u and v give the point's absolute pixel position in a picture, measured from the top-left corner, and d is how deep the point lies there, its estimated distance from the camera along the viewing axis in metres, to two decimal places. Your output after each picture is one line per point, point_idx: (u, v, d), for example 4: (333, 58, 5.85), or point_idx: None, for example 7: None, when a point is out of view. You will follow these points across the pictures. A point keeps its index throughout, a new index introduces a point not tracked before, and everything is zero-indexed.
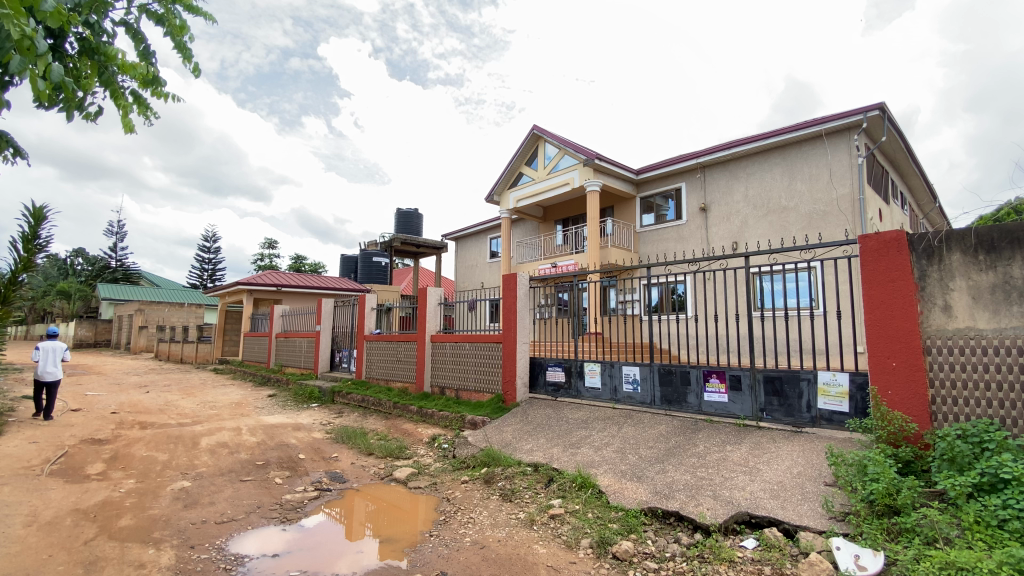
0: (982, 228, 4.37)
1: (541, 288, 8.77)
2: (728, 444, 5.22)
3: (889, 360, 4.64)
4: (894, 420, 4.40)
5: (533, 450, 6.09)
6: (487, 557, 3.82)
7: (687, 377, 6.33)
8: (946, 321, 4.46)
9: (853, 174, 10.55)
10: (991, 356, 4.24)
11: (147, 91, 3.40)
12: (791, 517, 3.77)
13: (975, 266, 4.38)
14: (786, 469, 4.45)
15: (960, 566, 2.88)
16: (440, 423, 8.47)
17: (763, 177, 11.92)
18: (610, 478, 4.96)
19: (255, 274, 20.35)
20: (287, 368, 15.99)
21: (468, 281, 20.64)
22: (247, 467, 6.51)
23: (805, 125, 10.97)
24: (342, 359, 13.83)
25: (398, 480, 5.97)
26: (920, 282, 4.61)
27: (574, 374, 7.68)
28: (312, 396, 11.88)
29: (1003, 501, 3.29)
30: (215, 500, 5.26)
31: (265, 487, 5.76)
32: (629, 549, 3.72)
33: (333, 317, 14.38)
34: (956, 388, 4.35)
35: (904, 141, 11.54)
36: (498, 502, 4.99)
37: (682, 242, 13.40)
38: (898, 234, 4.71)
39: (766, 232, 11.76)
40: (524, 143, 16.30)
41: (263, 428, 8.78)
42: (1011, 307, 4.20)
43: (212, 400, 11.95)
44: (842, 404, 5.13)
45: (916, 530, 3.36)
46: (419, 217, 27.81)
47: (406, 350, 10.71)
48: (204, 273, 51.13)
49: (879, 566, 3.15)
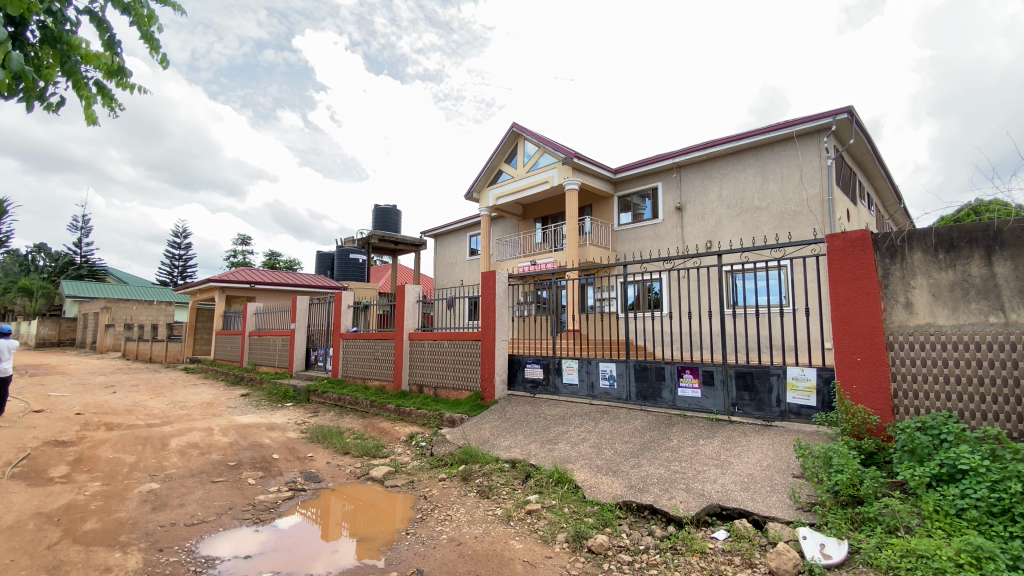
0: (942, 228, 4.55)
1: (520, 286, 8.80)
2: (701, 438, 5.34)
3: (854, 356, 4.81)
4: (857, 413, 4.58)
5: (511, 447, 6.11)
6: (464, 553, 3.83)
7: (661, 373, 6.44)
8: (908, 317, 4.63)
9: (823, 175, 10.84)
10: (949, 351, 4.41)
11: (112, 82, 3.30)
12: (760, 508, 3.87)
13: (935, 264, 4.56)
14: (755, 462, 4.57)
15: (920, 553, 3.02)
16: (418, 421, 8.42)
17: (737, 177, 12.17)
18: (587, 473, 5.02)
19: (228, 271, 19.85)
20: (261, 367, 15.67)
21: (447, 279, 20.53)
22: (219, 468, 6.37)
23: (777, 127, 11.23)
24: (317, 357, 13.63)
25: (374, 479, 5.91)
26: (883, 280, 4.79)
27: (552, 371, 7.75)
28: (287, 395, 11.70)
29: (960, 491, 3.44)
30: (186, 502, 5.13)
31: (237, 488, 5.64)
32: (604, 543, 3.77)
33: (308, 315, 14.15)
34: (917, 382, 4.52)
35: (871, 144, 11.91)
36: (476, 498, 5.00)
37: (658, 241, 13.60)
38: (863, 234, 4.87)
39: (739, 231, 12.00)
40: (503, 142, 16.30)
41: (236, 428, 8.60)
42: (969, 303, 4.38)
43: (183, 400, 11.65)
44: (809, 398, 5.28)
45: (879, 519, 3.49)
46: (397, 214, 27.55)
47: (384, 348, 10.62)
48: (175, 270, 49.83)
49: (843, 554, 3.26)
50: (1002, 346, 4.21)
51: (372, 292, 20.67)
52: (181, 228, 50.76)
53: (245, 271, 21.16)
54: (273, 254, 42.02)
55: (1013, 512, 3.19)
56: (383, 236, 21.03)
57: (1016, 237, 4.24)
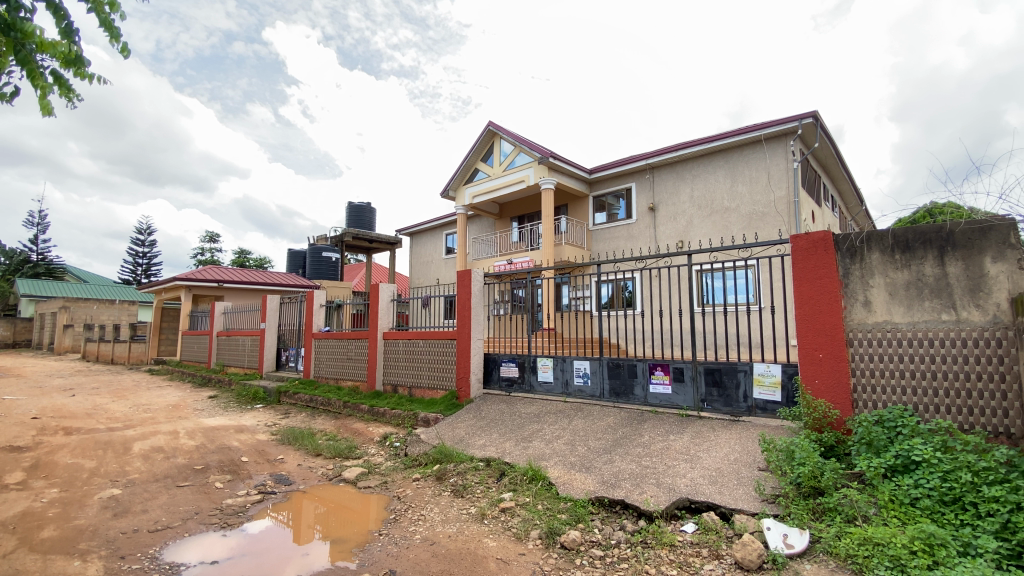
0: (899, 230, 4.75)
1: (495, 285, 8.80)
2: (671, 433, 5.45)
3: (816, 352, 4.99)
4: (818, 407, 4.76)
5: (486, 446, 6.11)
6: (437, 553, 3.82)
7: (634, 370, 6.55)
8: (866, 315, 4.83)
9: (789, 177, 11.18)
10: (905, 347, 4.61)
11: (69, 71, 3.18)
12: (727, 501, 3.98)
13: (892, 264, 4.76)
14: (723, 456, 4.71)
15: (877, 541, 3.16)
16: (392, 421, 8.34)
17: (708, 178, 12.44)
18: (560, 470, 5.07)
19: (195, 269, 19.25)
20: (230, 368, 15.27)
21: (423, 277, 20.37)
22: (184, 472, 6.19)
23: (747, 130, 11.51)
24: (288, 358, 13.37)
25: (347, 480, 5.85)
26: (844, 279, 4.98)
27: (527, 369, 7.78)
28: (257, 397, 11.43)
29: (915, 481, 3.62)
30: (149, 508, 4.97)
31: (204, 492, 5.49)
32: (576, 538, 3.82)
33: (279, 314, 13.84)
34: (874, 377, 4.71)
35: (835, 148, 12.33)
36: (450, 498, 4.99)
37: (632, 241, 13.80)
38: (825, 235, 5.06)
39: (710, 232, 12.28)
40: (479, 140, 16.26)
41: (202, 431, 8.36)
42: (923, 301, 4.59)
43: (147, 403, 11.26)
44: (774, 393, 5.45)
45: (838, 509, 3.63)
46: (371, 212, 27.19)
47: (357, 348, 10.48)
48: (139, 268, 48.16)
49: (804, 544, 3.38)
50: (954, 342, 4.41)
51: (346, 291, 20.37)
52: (145, 224, 49.02)
53: (213, 271, 19.70)
54: (243, 251, 40.94)
55: (963, 500, 3.37)
56: (358, 232, 20.63)
57: (967, 239, 4.45)
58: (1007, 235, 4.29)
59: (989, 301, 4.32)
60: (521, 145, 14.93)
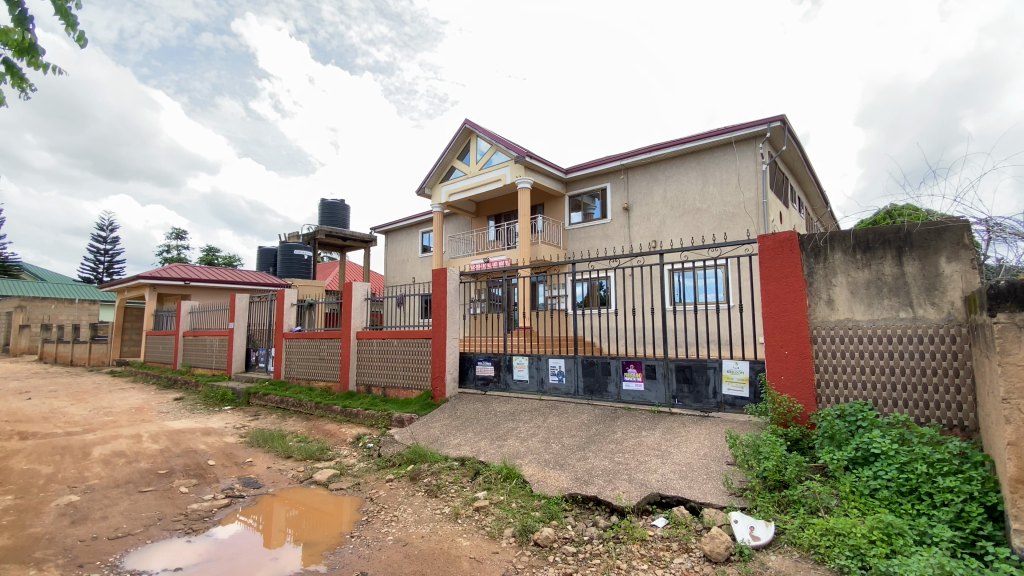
0: (861, 230, 4.92)
1: (471, 283, 8.76)
2: (643, 429, 5.54)
3: (782, 349, 5.15)
4: (783, 402, 4.91)
5: (460, 445, 6.09)
6: (410, 554, 3.79)
7: (608, 367, 6.63)
8: (830, 313, 5.01)
9: (758, 179, 11.46)
10: (865, 344, 4.79)
11: (21, 60, 3.04)
12: (697, 496, 4.06)
13: (854, 264, 4.92)
14: (694, 451, 4.80)
15: (838, 531, 3.28)
16: (366, 422, 8.23)
17: (680, 180, 12.66)
18: (535, 467, 5.10)
19: (160, 267, 18.63)
20: (197, 369, 14.82)
21: (398, 275, 20.16)
22: (147, 477, 5.98)
23: (717, 133, 11.75)
24: (259, 358, 13.07)
25: (319, 482, 5.74)
26: (808, 278, 5.14)
27: (502, 368, 7.78)
28: (225, 399, 11.13)
29: (874, 473, 3.76)
30: (109, 514, 4.79)
31: (168, 498, 5.31)
32: (550, 535, 3.84)
33: (248, 314, 13.50)
34: (837, 372, 4.89)
35: (801, 151, 12.70)
36: (423, 498, 4.96)
37: (607, 240, 13.95)
38: (790, 235, 5.21)
39: (682, 232, 12.50)
40: (455, 138, 16.18)
41: (167, 434, 8.10)
42: (882, 299, 4.76)
43: (107, 405, 10.83)
44: (742, 389, 5.58)
45: (802, 500, 3.75)
46: (345, 209, 26.76)
47: (330, 348, 10.30)
48: (101, 266, 46.33)
49: (769, 536, 3.48)
50: (911, 339, 4.59)
51: (319, 290, 20.01)
52: (107, 220, 47.00)
53: (176, 269, 18.99)
54: (211, 249, 39.72)
55: (919, 491, 3.52)
56: (331, 231, 20.30)
57: (924, 239, 4.60)
58: (961, 236, 4.45)
59: (944, 299, 4.48)
60: (498, 144, 14.92)
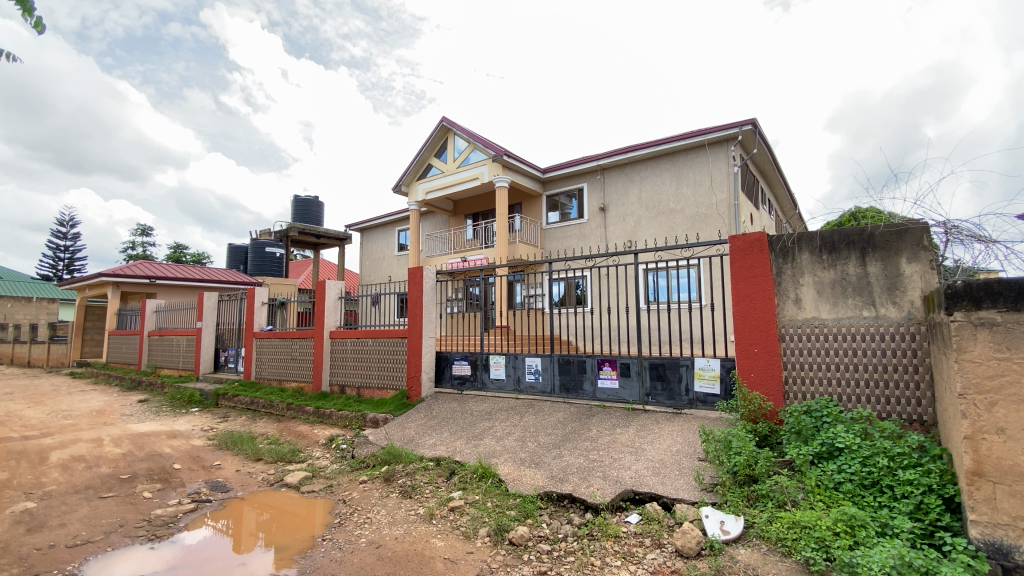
0: (827, 231, 5.05)
1: (448, 282, 8.71)
2: (618, 427, 5.60)
3: (752, 347, 5.27)
4: (754, 399, 5.01)
5: (436, 445, 6.04)
6: (383, 556, 3.74)
7: (583, 366, 6.68)
8: (797, 312, 5.15)
9: (729, 181, 11.70)
10: (831, 342, 4.94)
11: None
12: (669, 492, 4.12)
13: (820, 264, 5.06)
14: (666, 447, 4.88)
15: (804, 524, 3.38)
16: (339, 423, 8.08)
17: (655, 181, 12.84)
18: (510, 466, 5.09)
19: (124, 265, 17.96)
20: (163, 370, 14.35)
21: (374, 274, 19.90)
22: (108, 482, 5.75)
23: (690, 135, 11.95)
24: (228, 358, 12.73)
25: (290, 485, 5.62)
26: (777, 278, 5.28)
27: (479, 367, 7.75)
28: (192, 400, 10.81)
29: (838, 467, 3.88)
30: (67, 521, 4.59)
31: (130, 503, 5.12)
32: (525, 534, 3.84)
33: (217, 313, 13.12)
34: (803, 370, 5.04)
35: (771, 154, 13.01)
36: (398, 499, 4.91)
37: (584, 240, 14.05)
38: (760, 235, 5.33)
39: (656, 232, 12.68)
40: (432, 135, 16.06)
41: (130, 438, 7.80)
42: (847, 299, 4.91)
43: (66, 408, 10.38)
44: (714, 387, 5.69)
45: (770, 495, 3.84)
46: (319, 207, 26.29)
47: (302, 348, 10.09)
48: (61, 263, 44.37)
49: (739, 530, 3.56)
50: (873, 337, 4.75)
51: (291, 288, 19.61)
52: (67, 215, 44.89)
53: (142, 266, 18.37)
54: (179, 245, 38.42)
55: (880, 484, 3.65)
56: (304, 228, 19.89)
57: (886, 241, 4.76)
58: (921, 237, 4.62)
59: (905, 299, 4.65)
60: (475, 142, 14.88)
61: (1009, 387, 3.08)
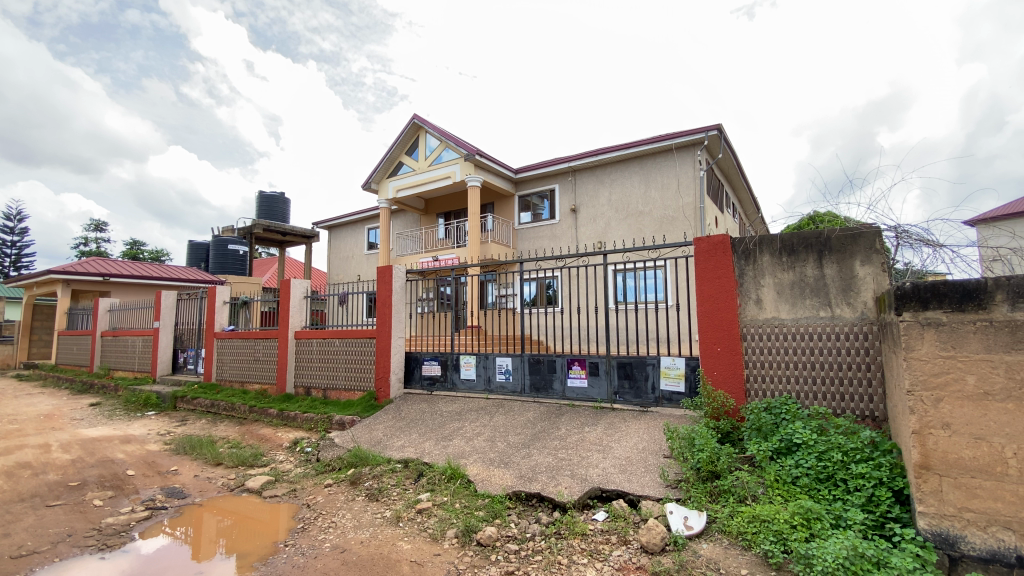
0: (786, 235, 5.22)
1: (418, 282, 8.61)
2: (586, 425, 5.66)
3: (715, 347, 5.41)
4: (717, 397, 5.14)
5: (404, 447, 5.97)
6: (347, 560, 3.68)
7: (553, 365, 6.72)
8: (758, 312, 5.31)
9: (696, 185, 11.97)
10: (791, 341, 5.11)
11: None
12: (635, 489, 4.19)
13: (780, 266, 5.24)
14: (633, 445, 4.96)
15: (763, 518, 3.49)
16: (303, 425, 7.89)
17: (625, 183, 13.03)
18: (479, 467, 5.07)
19: (75, 262, 17.07)
20: (117, 372, 13.71)
21: (342, 273, 19.50)
22: (55, 490, 5.45)
23: (658, 139, 12.18)
24: (187, 359, 12.27)
25: (251, 490, 5.45)
26: (739, 279, 5.44)
27: (449, 367, 7.70)
28: (149, 403, 10.37)
29: (796, 463, 4.02)
30: (10, 532, 4.33)
31: (80, 512, 4.87)
32: (492, 534, 3.84)
33: (176, 312, 12.64)
34: (764, 368, 5.20)
35: (735, 159, 13.39)
36: (363, 502, 4.82)
37: (555, 240, 14.13)
38: (723, 238, 5.48)
39: (626, 233, 12.88)
40: (403, 133, 15.89)
41: (80, 443, 7.42)
42: (805, 300, 5.09)
43: (10, 413, 9.79)
44: (679, 385, 5.81)
45: (732, 490, 3.95)
46: (285, 203, 25.63)
47: (266, 348, 9.81)
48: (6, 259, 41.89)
49: (701, 525, 3.63)
50: (829, 336, 4.94)
51: (256, 287, 19.04)
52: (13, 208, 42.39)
53: (95, 263, 17.50)
54: (136, 241, 36.71)
55: (835, 477, 3.80)
56: (269, 225, 19.34)
57: (842, 244, 4.96)
58: (873, 242, 4.82)
59: (858, 299, 4.85)
60: (447, 141, 14.79)
61: (953, 383, 3.25)
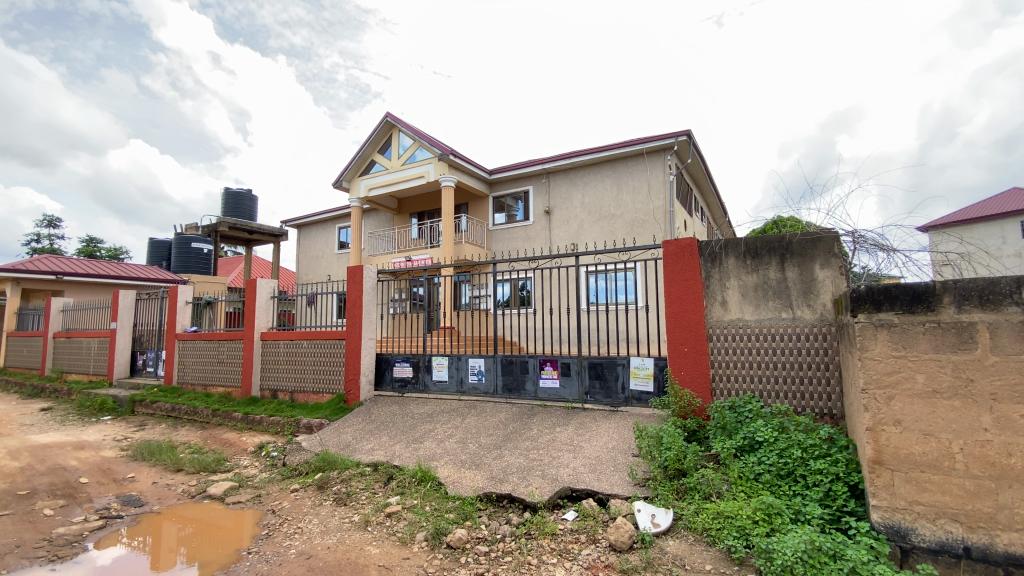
0: (750, 238, 5.38)
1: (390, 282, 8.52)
2: (558, 425, 5.70)
3: (683, 347, 5.53)
4: (684, 396, 5.26)
5: (374, 450, 5.89)
6: (313, 567, 3.60)
7: (525, 366, 6.75)
8: (723, 313, 5.46)
9: (666, 189, 12.21)
10: (754, 341, 5.27)
11: None
12: (604, 488, 4.25)
13: (744, 269, 5.39)
14: (603, 444, 5.02)
15: (727, 514, 3.59)
16: (269, 429, 7.70)
17: (597, 186, 13.19)
18: (450, 469, 5.05)
19: (25, 259, 16.22)
20: (70, 376, 13.08)
21: (312, 273, 19.09)
22: (2, 499, 5.16)
23: (630, 143, 12.37)
24: (146, 362, 11.79)
25: (214, 496, 5.29)
26: (705, 282, 5.57)
27: (421, 369, 7.63)
28: (104, 408, 9.92)
29: (758, 459, 4.15)
30: None
31: (28, 522, 4.62)
32: (462, 536, 3.82)
33: (134, 313, 12.15)
34: (729, 367, 5.34)
35: (703, 164, 13.71)
36: (331, 507, 4.73)
37: (529, 242, 14.19)
38: (690, 241, 5.61)
39: (598, 236, 13.04)
40: (376, 131, 15.69)
41: (29, 450, 7.05)
42: (767, 301, 5.26)
43: None
44: (647, 384, 5.92)
45: (697, 487, 4.05)
46: (252, 201, 24.92)
47: (231, 350, 9.53)
48: None
49: (668, 522, 3.71)
50: (790, 336, 5.11)
51: (221, 287, 18.46)
52: None
53: (48, 261, 16.67)
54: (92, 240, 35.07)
55: (794, 473, 3.94)
56: (235, 223, 18.80)
57: (802, 248, 5.14)
58: (832, 246, 5.01)
59: (818, 301, 5.03)
60: (420, 140, 14.67)
61: (904, 382, 3.41)
